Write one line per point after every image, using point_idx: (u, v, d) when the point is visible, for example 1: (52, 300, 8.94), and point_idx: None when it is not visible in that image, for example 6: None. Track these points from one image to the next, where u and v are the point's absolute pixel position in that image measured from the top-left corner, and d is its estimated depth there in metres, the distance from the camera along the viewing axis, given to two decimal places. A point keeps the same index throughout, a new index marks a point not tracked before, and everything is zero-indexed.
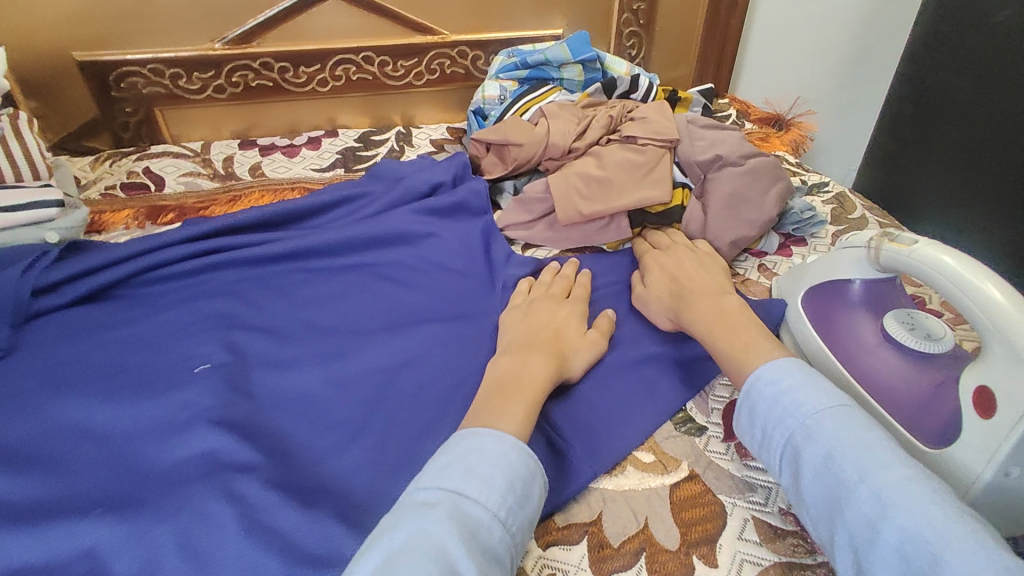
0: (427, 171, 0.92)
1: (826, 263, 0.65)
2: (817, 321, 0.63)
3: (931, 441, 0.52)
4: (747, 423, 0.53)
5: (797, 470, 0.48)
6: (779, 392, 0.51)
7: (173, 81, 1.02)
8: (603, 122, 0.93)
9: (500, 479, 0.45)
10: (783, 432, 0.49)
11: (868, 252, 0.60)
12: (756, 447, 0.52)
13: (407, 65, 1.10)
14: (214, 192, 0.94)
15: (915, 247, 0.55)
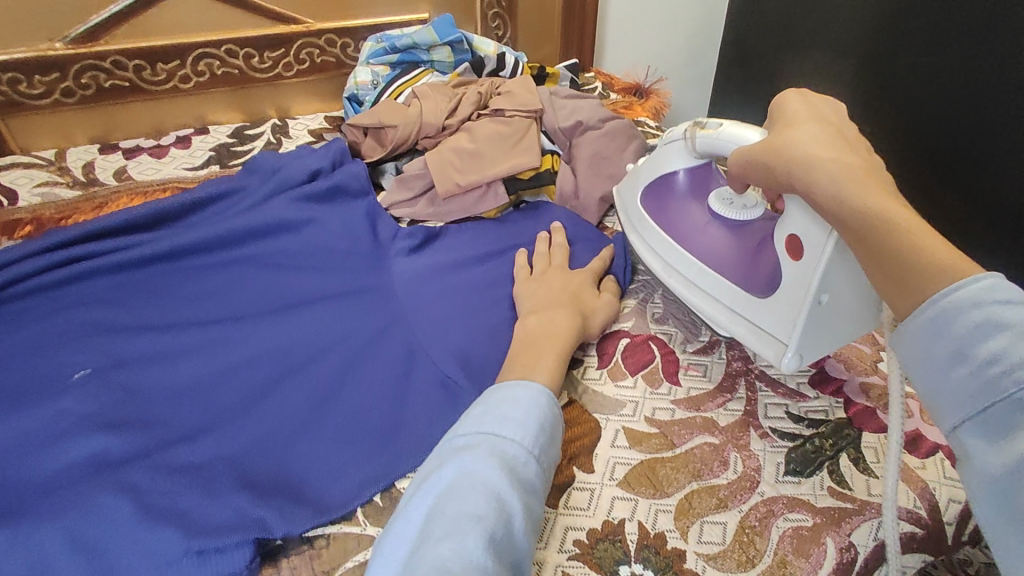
0: (304, 159, 0.93)
1: (652, 159, 0.72)
2: (654, 213, 0.72)
3: (760, 294, 0.61)
4: (925, 334, 0.39)
5: (1002, 426, 0.35)
6: (1009, 320, 0.35)
7: (11, 86, 0.95)
8: (473, 97, 0.98)
9: (528, 420, 0.48)
10: (972, 371, 0.36)
11: (684, 142, 0.68)
12: (934, 367, 0.38)
13: (274, 56, 1.09)
14: (75, 200, 0.90)
15: (721, 130, 0.63)
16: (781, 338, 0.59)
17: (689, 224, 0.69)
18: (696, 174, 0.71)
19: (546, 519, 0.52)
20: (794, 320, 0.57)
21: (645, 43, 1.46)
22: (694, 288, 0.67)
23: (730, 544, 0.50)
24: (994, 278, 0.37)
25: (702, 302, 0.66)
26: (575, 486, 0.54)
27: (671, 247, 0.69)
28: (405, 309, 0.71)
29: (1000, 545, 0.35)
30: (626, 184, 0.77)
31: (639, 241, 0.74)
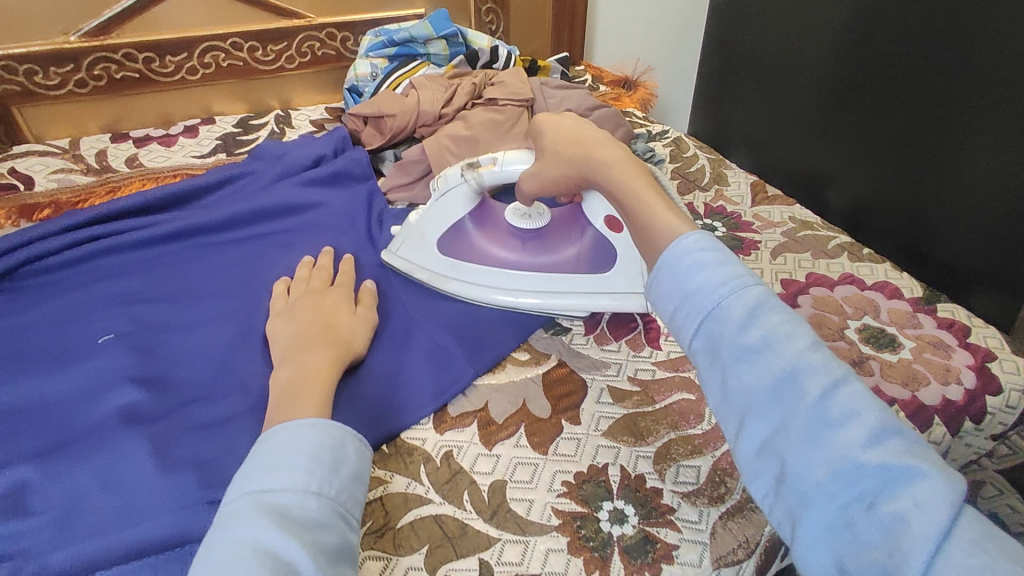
0: (308, 147, 0.98)
1: (436, 210, 0.73)
2: (466, 258, 0.74)
3: (602, 270, 0.71)
4: (666, 288, 0.49)
5: (718, 348, 0.45)
6: (706, 259, 0.48)
7: (28, 78, 1.00)
8: (468, 88, 1.03)
9: (303, 454, 0.47)
10: (694, 308, 0.47)
11: (467, 185, 0.71)
12: (673, 311, 0.48)
13: (277, 49, 1.14)
14: (90, 186, 0.95)
15: (499, 163, 0.70)
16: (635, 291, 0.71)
17: (508, 250, 0.74)
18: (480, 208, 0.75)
19: (536, 464, 0.57)
20: (637, 272, 0.70)
21: (634, 38, 1.52)
22: (552, 292, 0.71)
23: (703, 483, 0.56)
24: (693, 233, 0.51)
25: (566, 305, 0.71)
26: (563, 437, 0.60)
27: (501, 275, 0.72)
28: (403, 281, 0.75)
29: (739, 448, 0.43)
30: (413, 248, 0.74)
31: (465, 288, 0.72)
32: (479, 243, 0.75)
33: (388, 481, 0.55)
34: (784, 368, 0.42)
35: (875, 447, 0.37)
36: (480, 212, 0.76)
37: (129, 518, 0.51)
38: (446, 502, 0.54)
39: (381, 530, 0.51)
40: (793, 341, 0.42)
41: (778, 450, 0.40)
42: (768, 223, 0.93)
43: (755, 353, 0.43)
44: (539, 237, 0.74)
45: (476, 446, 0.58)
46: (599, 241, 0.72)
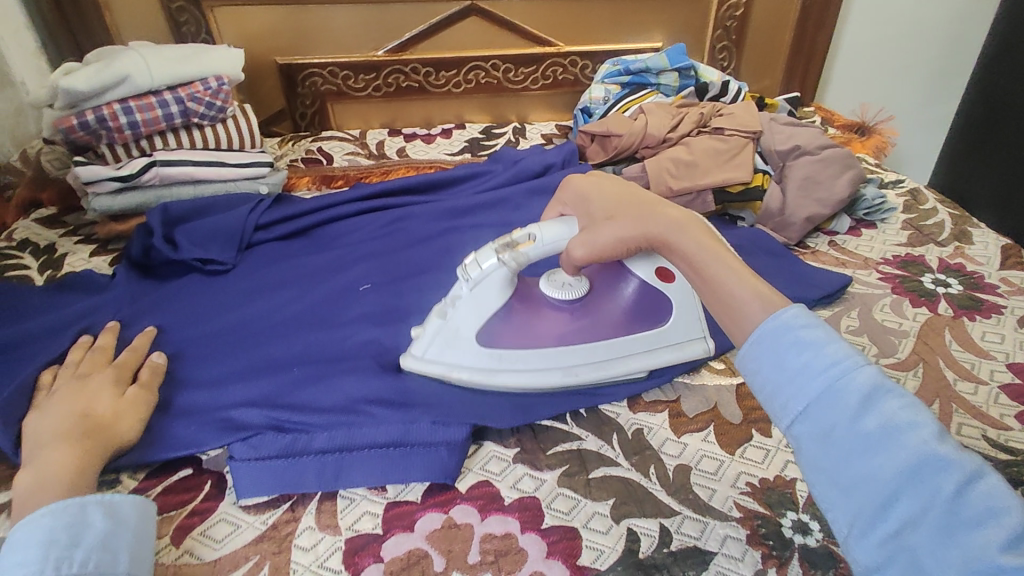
0: (541, 155, 1.12)
1: (468, 303, 0.65)
2: (515, 346, 0.66)
3: (658, 324, 0.68)
4: (765, 365, 0.44)
5: (831, 433, 0.40)
6: (811, 336, 0.43)
7: (344, 81, 1.29)
8: (695, 117, 1.07)
9: (38, 542, 0.45)
10: (799, 389, 0.42)
11: (507, 268, 0.64)
12: (768, 390, 0.44)
13: (527, 71, 1.31)
14: (370, 168, 1.19)
15: (539, 237, 0.63)
16: (694, 338, 0.69)
17: (559, 331, 0.67)
18: (518, 293, 0.68)
19: (722, 460, 0.60)
20: (694, 318, 0.69)
21: (874, 83, 1.46)
22: (606, 359, 0.66)
23: None
24: (791, 307, 0.46)
25: (629, 363, 0.67)
26: (751, 444, 0.62)
27: (546, 352, 0.65)
28: None
29: (852, 540, 0.39)
30: (444, 348, 0.65)
31: (517, 377, 0.65)
32: (521, 326, 0.66)
33: (584, 440, 0.63)
34: (912, 457, 0.38)
35: (1019, 552, 0.34)
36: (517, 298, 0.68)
37: (368, 421, 0.62)
38: (633, 468, 0.59)
39: (575, 474, 0.59)
40: (916, 429, 0.38)
41: (907, 547, 0.37)
42: (1018, 289, 0.84)
43: (876, 439, 0.39)
44: (582, 304, 0.68)
45: (665, 431, 0.63)
46: (652, 296, 0.68)
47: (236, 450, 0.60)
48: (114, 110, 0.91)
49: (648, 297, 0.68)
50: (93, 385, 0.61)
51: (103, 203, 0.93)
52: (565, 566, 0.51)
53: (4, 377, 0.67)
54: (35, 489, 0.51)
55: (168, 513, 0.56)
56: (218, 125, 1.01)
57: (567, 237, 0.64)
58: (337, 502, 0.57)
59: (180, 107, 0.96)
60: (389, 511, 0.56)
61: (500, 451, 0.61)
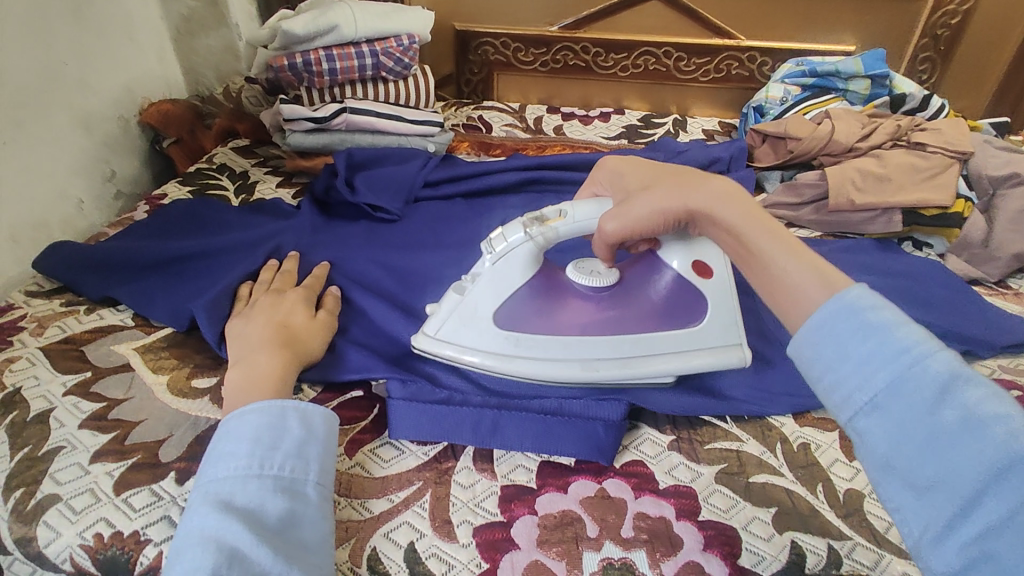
0: (707, 149, 1.06)
1: (490, 279, 0.62)
2: (535, 331, 0.61)
3: (692, 323, 0.61)
4: (818, 354, 0.40)
5: (904, 428, 0.36)
6: (878, 322, 0.38)
7: (513, 53, 1.31)
8: (889, 129, 0.99)
9: (247, 436, 0.49)
10: (858, 385, 0.37)
11: (531, 244, 0.61)
12: (830, 386, 0.39)
13: (699, 62, 1.26)
14: (527, 140, 1.21)
15: (571, 215, 0.60)
16: (730, 344, 0.61)
17: (582, 317, 0.62)
18: (545, 278, 0.64)
19: None
20: (733, 322, 0.61)
21: None
22: (636, 356, 0.60)
23: None
24: (852, 286, 0.41)
25: (656, 364, 0.60)
26: None
27: (561, 341, 0.61)
28: None
29: (924, 543, 0.35)
30: (458, 328, 0.62)
31: (531, 367, 0.60)
32: (545, 316, 0.62)
33: (744, 442, 0.60)
34: (1001, 457, 0.33)
35: None
36: (542, 284, 0.64)
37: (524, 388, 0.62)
38: (798, 482, 0.56)
39: (735, 474, 0.57)
40: (1001, 421, 0.34)
41: (990, 549, 0.32)
42: None
43: (950, 433, 0.35)
44: (614, 294, 0.63)
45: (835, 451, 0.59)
46: (686, 290, 0.62)
47: (395, 389, 0.61)
48: (319, 56, 0.98)
49: (687, 294, 0.62)
50: (283, 300, 0.67)
51: (297, 139, 1.01)
52: (725, 564, 0.49)
53: (205, 281, 0.74)
54: (244, 383, 0.56)
55: (346, 425, 0.61)
56: (400, 81, 1.07)
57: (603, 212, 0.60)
58: (492, 451, 0.58)
59: (373, 60, 1.02)
60: (542, 470, 0.57)
61: (655, 435, 0.60)
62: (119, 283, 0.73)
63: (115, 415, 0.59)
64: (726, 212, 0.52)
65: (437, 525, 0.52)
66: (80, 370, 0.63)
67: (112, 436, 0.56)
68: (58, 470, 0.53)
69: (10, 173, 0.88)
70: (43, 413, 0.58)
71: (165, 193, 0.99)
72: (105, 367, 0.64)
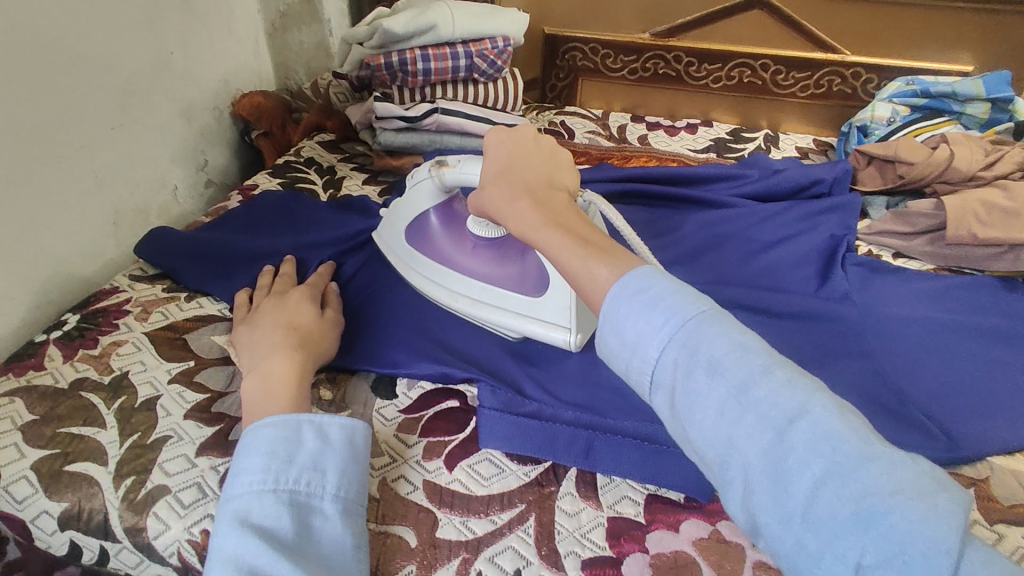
0: (808, 168, 1.00)
1: (405, 201, 0.74)
2: (422, 251, 0.72)
3: (534, 294, 0.64)
4: (614, 344, 0.45)
5: (677, 398, 0.42)
6: (647, 304, 0.44)
7: (601, 59, 1.28)
8: (1017, 158, 0.92)
9: (262, 447, 0.48)
10: (643, 360, 0.44)
11: (431, 181, 0.70)
12: (626, 368, 0.45)
13: (798, 76, 1.20)
14: (612, 149, 1.17)
15: (462, 165, 0.67)
16: (562, 325, 0.63)
17: (460, 250, 0.70)
18: (454, 207, 0.73)
19: None
20: (565, 307, 0.62)
21: None
22: (483, 303, 0.67)
23: None
24: (635, 271, 0.47)
25: (493, 317, 0.66)
26: None
27: (442, 271, 0.70)
28: (889, 336, 0.74)
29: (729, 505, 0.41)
30: (389, 231, 0.75)
31: (415, 279, 0.71)
32: (435, 236, 0.72)
33: None
34: (745, 404, 0.39)
35: (844, 485, 0.35)
36: (450, 212, 0.73)
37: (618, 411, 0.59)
38: None
39: None
40: (750, 373, 0.40)
41: (753, 497, 0.38)
42: None
43: (709, 389, 0.40)
44: (491, 246, 0.69)
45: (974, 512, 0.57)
46: (533, 266, 0.65)
47: (486, 397, 0.60)
48: (416, 55, 0.98)
49: (532, 272, 0.65)
50: None
51: (387, 138, 1.01)
52: None
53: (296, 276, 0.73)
54: None
55: (445, 437, 0.58)
56: (490, 82, 1.06)
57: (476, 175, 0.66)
58: (596, 477, 0.56)
59: (467, 61, 1.01)
60: (651, 504, 0.54)
61: None
62: (218, 273, 0.74)
63: (219, 408, 0.59)
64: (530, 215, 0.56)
65: (544, 554, 0.49)
66: (184, 358, 0.64)
67: (216, 429, 0.56)
68: (166, 460, 0.53)
69: (116, 157, 0.90)
70: (150, 400, 0.59)
71: (256, 184, 1.00)
72: (208, 358, 0.64)
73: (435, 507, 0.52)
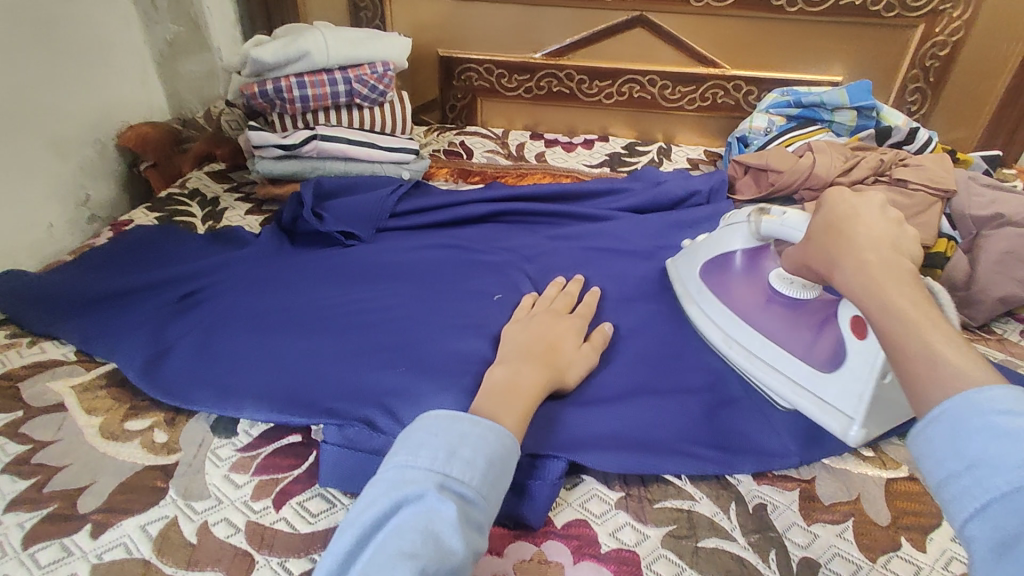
0: (687, 180, 1.03)
1: (714, 239, 0.72)
2: (716, 291, 0.70)
3: (823, 369, 0.58)
4: (940, 449, 0.36)
5: (1012, 544, 0.32)
6: (1011, 431, 0.34)
7: (497, 80, 1.30)
8: (873, 163, 0.96)
9: (442, 444, 0.46)
10: (977, 487, 0.34)
11: (748, 226, 0.67)
12: (946, 486, 0.36)
13: (684, 90, 1.24)
14: (507, 168, 1.18)
15: (785, 217, 0.63)
16: (841, 411, 0.56)
17: (750, 300, 0.67)
18: (764, 252, 0.70)
19: (860, 565, 0.51)
20: (858, 394, 0.55)
21: None
22: (760, 360, 0.63)
23: None
24: (1004, 388, 0.36)
25: (763, 374, 0.62)
26: (899, 554, 0.52)
27: (728, 316, 0.67)
28: None
29: None
30: (688, 265, 0.75)
31: (700, 316, 0.71)
32: (734, 281, 0.70)
33: (696, 501, 0.57)
34: None
35: None
36: (756, 256, 0.70)
37: None
38: (750, 548, 0.52)
39: (683, 538, 0.53)
40: None
41: None
42: None
43: None
44: (793, 307, 0.65)
45: (792, 514, 0.56)
46: (835, 343, 0.59)
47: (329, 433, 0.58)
48: (290, 82, 0.97)
49: (830, 347, 0.59)
50: None
51: (266, 166, 1.01)
52: None
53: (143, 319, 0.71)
54: None
55: (276, 475, 0.57)
56: (376, 107, 1.05)
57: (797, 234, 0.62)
58: None
59: (347, 87, 1.00)
60: None
61: (603, 491, 0.57)
62: (63, 316, 0.72)
63: (39, 459, 0.57)
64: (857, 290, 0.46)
65: None
66: (11, 409, 0.62)
67: (32, 482, 0.55)
68: None
69: None
70: None
71: (131, 219, 0.97)
72: (38, 407, 0.62)
73: (253, 549, 0.51)
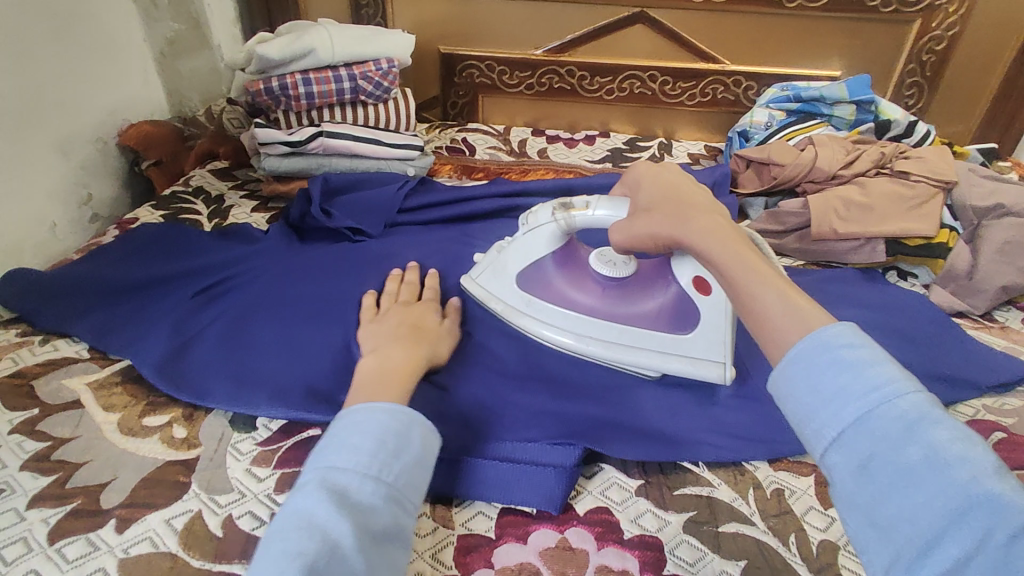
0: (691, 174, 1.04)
1: (518, 246, 0.70)
2: (544, 297, 0.68)
3: (682, 329, 0.63)
4: (797, 385, 0.38)
5: (869, 465, 0.34)
6: (855, 360, 0.37)
7: (498, 76, 1.30)
8: (874, 156, 0.97)
9: (381, 429, 0.45)
10: (832, 416, 0.36)
11: (555, 225, 0.67)
12: (804, 419, 0.38)
13: (685, 86, 1.25)
14: (511, 164, 1.18)
15: (591, 208, 0.65)
16: (713, 360, 0.61)
17: (592, 299, 0.67)
18: (567, 250, 0.70)
19: None
20: (719, 339, 0.61)
21: None
22: (625, 346, 0.63)
23: None
24: (841, 324, 0.39)
25: (628, 356, 0.63)
26: None
27: (575, 317, 0.66)
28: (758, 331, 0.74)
29: None
30: (494, 278, 0.70)
31: (533, 326, 0.67)
32: (558, 284, 0.69)
33: (715, 487, 0.57)
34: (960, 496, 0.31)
35: None
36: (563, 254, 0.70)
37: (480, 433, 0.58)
38: (770, 532, 0.53)
39: (704, 524, 0.54)
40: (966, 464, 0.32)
41: None
42: None
43: (915, 468, 0.33)
44: (619, 287, 0.67)
45: (810, 499, 0.56)
46: (682, 301, 0.64)
47: None
48: (296, 79, 0.97)
49: (680, 305, 0.64)
50: None
51: (272, 163, 1.01)
52: None
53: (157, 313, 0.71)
54: None
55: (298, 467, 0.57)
56: (380, 104, 1.05)
57: (617, 216, 0.64)
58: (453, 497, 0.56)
59: (351, 83, 1.00)
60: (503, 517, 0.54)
61: (623, 479, 0.58)
62: (76, 314, 0.71)
63: (60, 455, 0.57)
64: (716, 247, 0.49)
65: None
66: (28, 407, 0.62)
67: (53, 479, 0.55)
68: None
69: None
70: None
71: (136, 217, 0.97)
72: (55, 404, 0.62)
73: None
